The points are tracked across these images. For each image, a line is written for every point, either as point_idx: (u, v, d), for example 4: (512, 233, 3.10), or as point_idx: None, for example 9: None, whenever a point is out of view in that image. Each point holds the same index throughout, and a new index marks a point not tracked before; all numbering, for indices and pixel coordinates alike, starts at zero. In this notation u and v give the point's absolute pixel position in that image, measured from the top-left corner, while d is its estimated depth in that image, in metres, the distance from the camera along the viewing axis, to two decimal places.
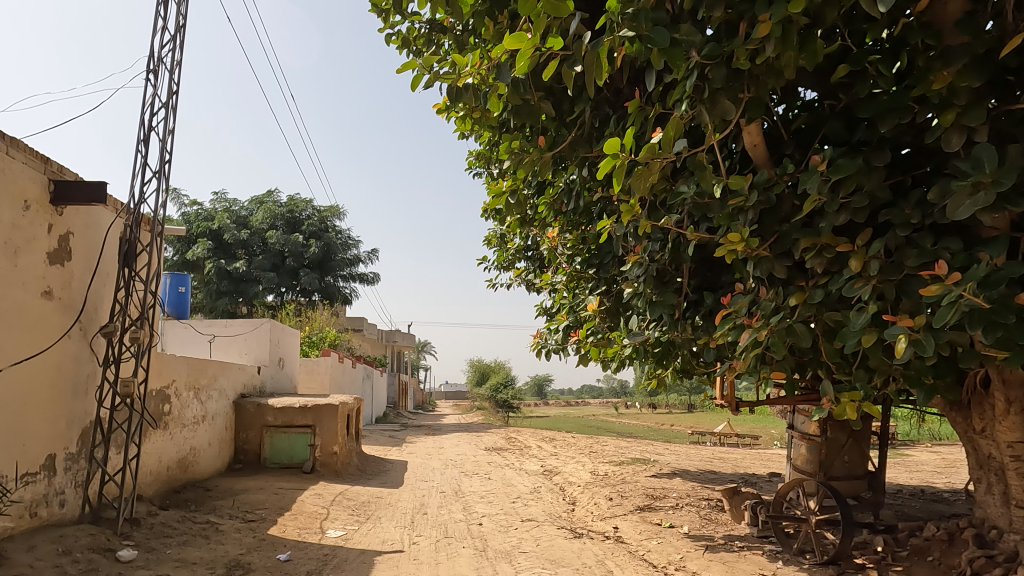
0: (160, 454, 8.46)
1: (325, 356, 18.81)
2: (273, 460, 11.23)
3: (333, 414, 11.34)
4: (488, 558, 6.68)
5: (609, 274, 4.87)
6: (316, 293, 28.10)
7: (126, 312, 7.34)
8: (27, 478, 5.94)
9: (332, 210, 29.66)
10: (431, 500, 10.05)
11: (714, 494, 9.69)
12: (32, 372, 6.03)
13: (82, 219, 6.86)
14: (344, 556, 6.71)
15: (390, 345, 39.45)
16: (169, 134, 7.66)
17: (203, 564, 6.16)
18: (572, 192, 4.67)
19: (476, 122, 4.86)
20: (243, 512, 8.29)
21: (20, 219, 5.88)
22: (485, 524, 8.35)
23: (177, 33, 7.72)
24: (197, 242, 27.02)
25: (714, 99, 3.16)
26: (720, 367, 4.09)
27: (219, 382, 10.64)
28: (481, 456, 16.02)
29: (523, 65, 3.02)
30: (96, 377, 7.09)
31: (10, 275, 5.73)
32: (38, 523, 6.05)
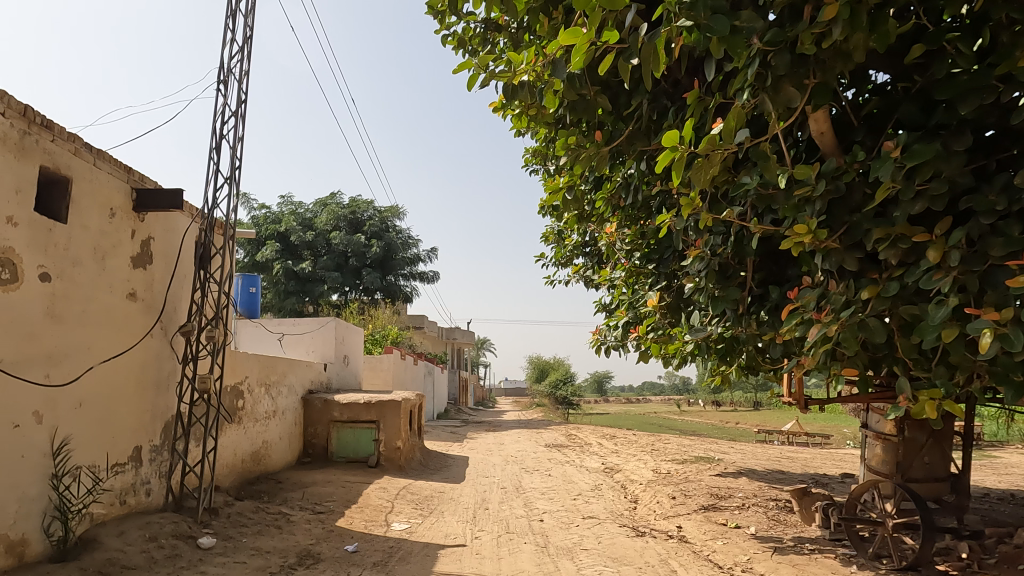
0: (235, 447, 8.88)
1: (388, 354, 19.23)
2: (341, 453, 11.61)
3: (395, 410, 11.55)
4: (550, 554, 6.70)
5: (669, 270, 4.76)
6: (379, 293, 28.82)
7: (203, 312, 7.75)
8: (117, 468, 6.35)
9: (393, 210, 30.23)
10: (493, 496, 10.15)
11: (782, 495, 9.39)
12: (119, 369, 6.43)
13: (162, 225, 7.26)
14: (410, 549, 6.87)
15: (450, 343, 40.03)
16: (239, 141, 8.02)
17: (277, 553, 6.44)
18: (630, 186, 4.60)
19: (532, 119, 4.84)
20: (312, 504, 8.60)
21: (107, 225, 6.28)
22: (546, 520, 8.38)
23: (245, 44, 8.07)
24: (266, 244, 28.12)
25: (778, 86, 3.06)
26: (788, 364, 3.94)
27: (289, 378, 11.07)
28: (542, 453, 16.04)
29: (578, 61, 3.00)
30: (176, 374, 7.49)
31: (99, 279, 6.13)
32: (127, 510, 6.47)
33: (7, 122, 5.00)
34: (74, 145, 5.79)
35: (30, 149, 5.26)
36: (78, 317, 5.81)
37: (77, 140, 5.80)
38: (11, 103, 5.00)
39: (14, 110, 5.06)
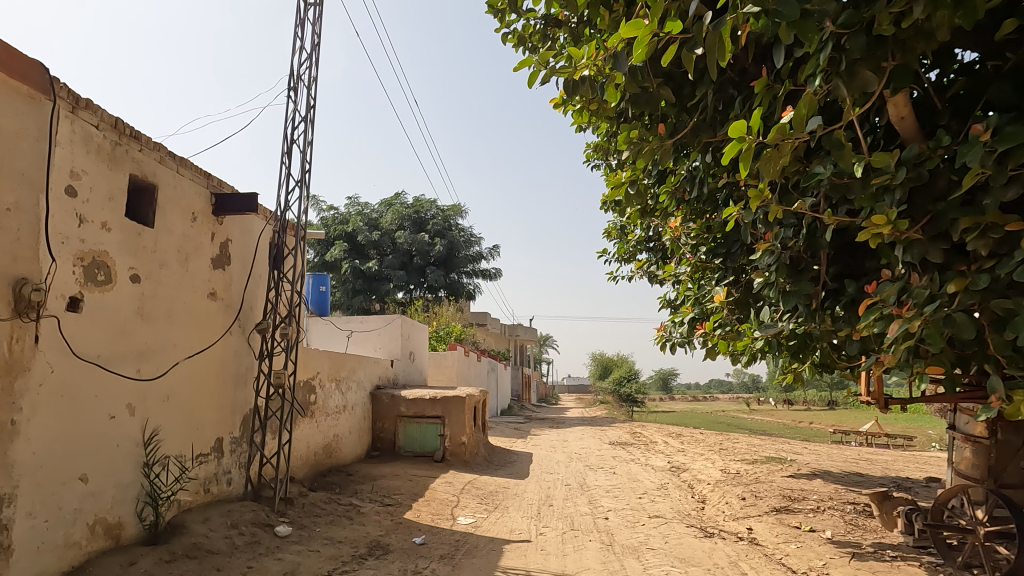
0: (309, 440, 9.24)
1: (452, 350, 19.53)
2: (408, 448, 11.89)
3: (460, 406, 11.76)
4: (615, 552, 6.65)
5: (737, 264, 4.62)
6: (442, 290, 29.28)
7: (277, 310, 8.10)
8: (201, 458, 6.72)
9: (456, 208, 30.62)
10: (557, 492, 10.14)
11: (861, 498, 8.98)
12: (202, 365, 6.80)
13: (239, 227, 7.63)
14: (475, 543, 6.97)
15: (513, 339, 40.23)
16: (309, 144, 8.32)
17: (348, 543, 6.68)
18: (695, 179, 4.48)
19: (593, 114, 4.77)
20: (382, 496, 8.86)
21: (189, 228, 6.65)
22: (611, 518, 8.31)
23: (313, 51, 8.37)
24: (334, 244, 28.98)
25: (852, 70, 2.92)
26: (865, 361, 3.75)
27: (358, 374, 11.42)
28: (606, 450, 15.89)
29: (640, 53, 2.96)
30: (253, 369, 7.86)
31: (183, 280, 6.49)
32: (210, 497, 6.84)
33: (100, 133, 5.37)
34: (160, 154, 6.16)
35: (121, 158, 5.63)
36: (165, 316, 6.18)
37: (161, 149, 6.16)
38: (103, 115, 5.37)
39: (106, 122, 5.43)
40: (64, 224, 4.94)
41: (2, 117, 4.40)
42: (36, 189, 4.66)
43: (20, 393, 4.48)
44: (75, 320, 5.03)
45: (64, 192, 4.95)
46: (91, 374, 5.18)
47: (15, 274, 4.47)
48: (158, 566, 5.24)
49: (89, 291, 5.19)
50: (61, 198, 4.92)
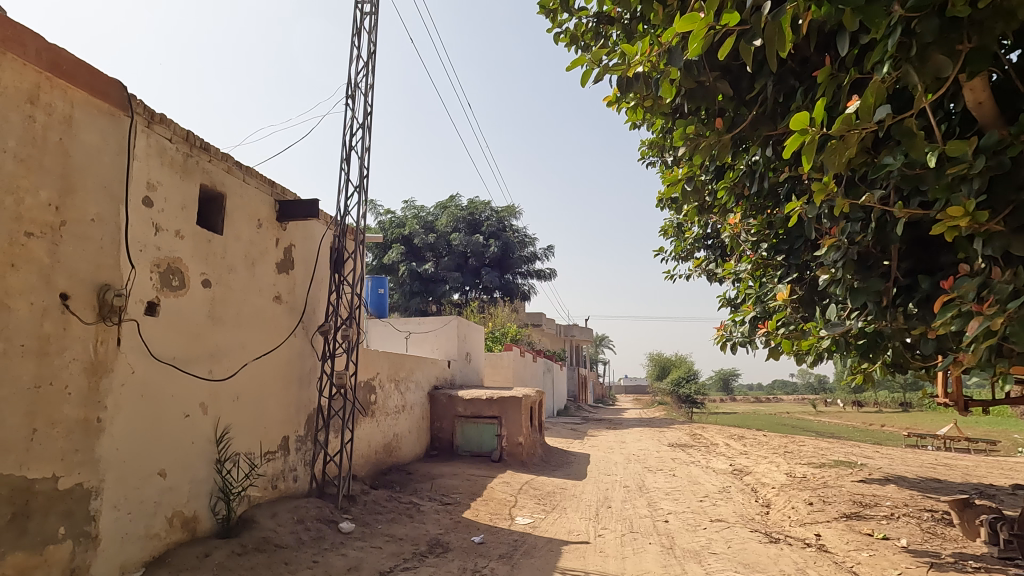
0: (370, 439, 9.46)
1: (508, 351, 19.61)
2: (465, 447, 12.01)
3: (516, 406, 11.80)
4: (676, 556, 6.52)
5: (800, 261, 4.47)
6: (498, 291, 29.47)
7: (338, 313, 8.33)
8: (269, 455, 6.99)
9: (510, 209, 30.77)
10: (615, 494, 10.04)
11: (939, 506, 8.52)
12: (269, 366, 7.07)
13: (301, 233, 7.89)
14: (533, 543, 6.98)
15: (569, 339, 40.05)
16: (366, 150, 8.54)
17: (409, 540, 6.80)
18: (754, 174, 4.35)
19: (648, 111, 4.69)
20: (441, 495, 8.99)
21: (255, 234, 6.93)
22: (671, 521, 8.17)
23: (369, 60, 8.58)
24: (392, 247, 29.54)
25: (924, 55, 2.78)
26: (942, 362, 3.55)
27: (416, 375, 11.61)
28: (665, 452, 15.61)
29: (695, 48, 2.91)
30: (316, 370, 8.11)
31: (250, 284, 6.76)
32: (278, 493, 7.10)
33: (173, 146, 5.66)
34: (227, 164, 6.44)
35: (192, 169, 5.91)
36: (234, 319, 6.45)
37: (229, 159, 6.45)
38: (175, 129, 5.66)
39: (178, 135, 5.72)
40: (142, 233, 5.23)
41: (86, 134, 4.69)
42: (117, 201, 4.95)
43: (105, 393, 4.77)
44: (153, 323, 5.31)
45: (141, 203, 5.23)
46: (168, 375, 5.45)
47: (99, 280, 4.76)
48: (231, 559, 5.48)
49: (165, 296, 5.48)
50: (139, 208, 5.20)
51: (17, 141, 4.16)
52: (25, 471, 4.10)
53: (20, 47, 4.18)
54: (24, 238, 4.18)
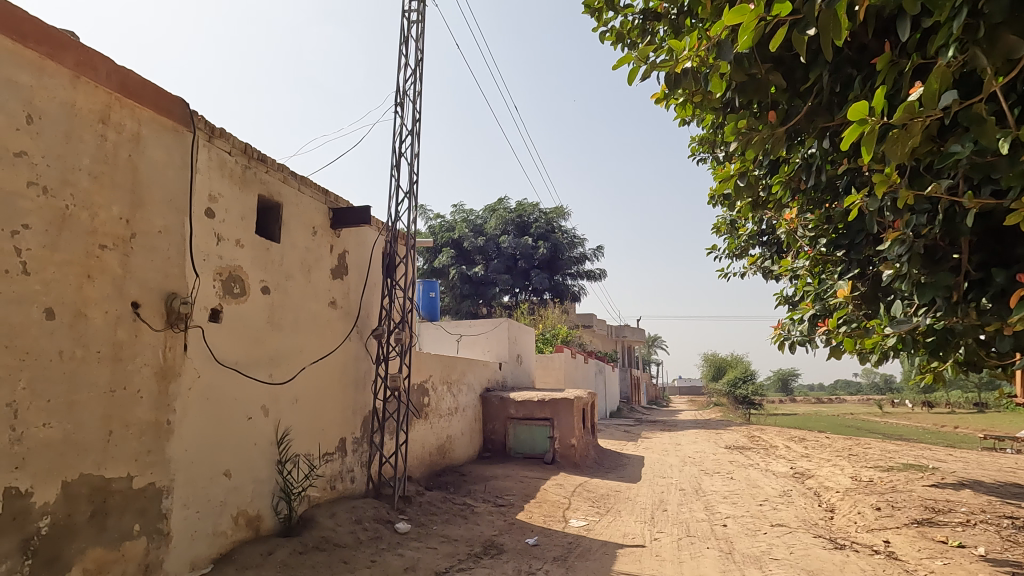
0: (424, 440, 9.60)
1: (559, 352, 19.57)
2: (518, 449, 12.05)
3: (569, 408, 11.75)
4: (736, 562, 6.36)
5: (862, 256, 4.29)
6: (548, 293, 29.45)
7: (391, 317, 8.49)
8: (327, 456, 7.17)
9: (558, 211, 30.71)
10: (671, 497, 9.87)
11: (1019, 512, 8.04)
12: (326, 369, 7.26)
13: (354, 239, 8.08)
14: (588, 546, 6.94)
15: (620, 340, 39.65)
16: (416, 156, 8.68)
17: (464, 541, 6.87)
18: (810, 167, 4.21)
19: (698, 107, 4.59)
20: (494, 497, 9.04)
21: (311, 242, 7.13)
22: (729, 525, 7.98)
23: (417, 67, 8.72)
24: (442, 251, 29.90)
25: (993, 37, 2.64)
26: (1021, 360, 3.33)
27: (468, 377, 11.72)
28: (722, 455, 15.24)
29: (746, 40, 2.85)
30: (371, 373, 8.28)
31: (306, 290, 6.96)
32: (336, 494, 7.29)
33: (232, 158, 5.89)
34: (283, 174, 6.66)
35: (250, 180, 6.14)
36: (292, 324, 6.66)
37: (284, 170, 6.66)
38: (234, 142, 5.89)
39: (237, 148, 5.94)
40: (205, 243, 5.45)
41: (153, 150, 4.94)
42: (181, 213, 5.18)
43: (174, 396, 4.99)
44: (216, 329, 5.54)
45: (204, 214, 5.46)
46: (231, 378, 5.66)
47: (166, 289, 4.99)
48: (293, 557, 5.65)
49: (228, 303, 5.70)
50: (202, 219, 5.43)
51: (90, 159, 4.41)
52: (102, 471, 4.34)
53: (92, 70, 4.43)
54: (99, 250, 4.43)
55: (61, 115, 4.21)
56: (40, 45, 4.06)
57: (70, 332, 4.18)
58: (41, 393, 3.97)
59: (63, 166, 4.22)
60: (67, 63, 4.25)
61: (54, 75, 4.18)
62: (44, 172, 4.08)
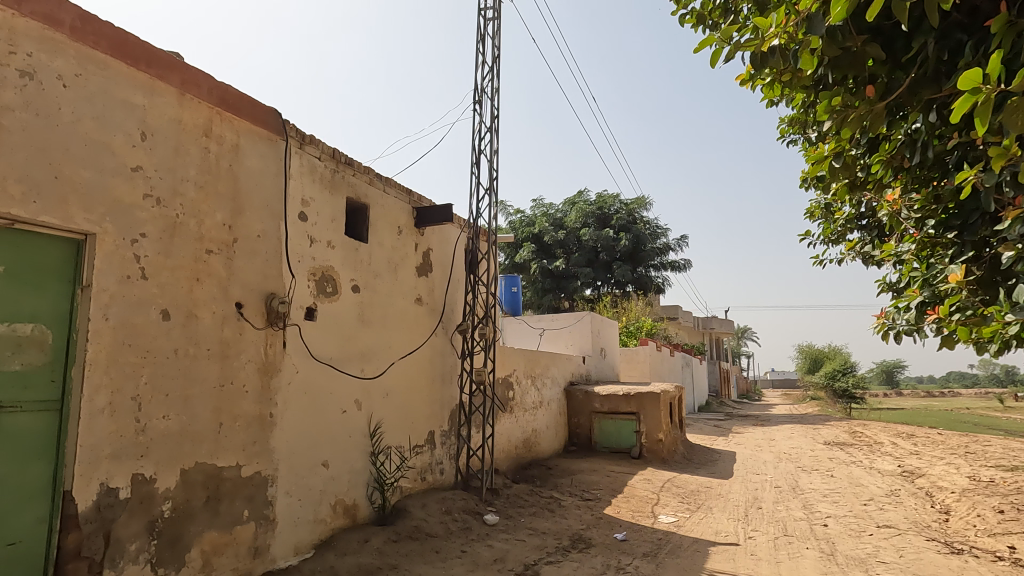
0: (510, 434, 9.71)
1: (643, 345, 19.24)
2: (604, 444, 11.97)
3: (655, 402, 11.50)
4: (839, 564, 6.04)
5: (976, 236, 3.93)
6: (630, 285, 28.99)
7: (475, 312, 8.63)
8: (417, 448, 7.39)
9: (639, 201, 30.10)
10: (766, 494, 9.48)
11: None
12: (413, 364, 7.47)
13: (438, 237, 8.27)
14: (679, 543, 6.79)
15: (707, 332, 38.49)
16: (495, 152, 8.76)
17: (552, 535, 6.89)
18: (915, 142, 3.90)
19: (787, 86, 4.36)
20: (581, 491, 9.02)
21: (397, 241, 7.36)
22: (831, 525, 7.57)
23: (494, 64, 8.80)
24: (523, 246, 30.10)
25: None
26: None
27: (552, 371, 11.74)
28: (821, 451, 14.48)
29: (840, 11, 2.68)
30: (457, 367, 8.45)
31: (393, 287, 7.20)
32: (427, 485, 7.51)
33: (322, 163, 6.16)
34: (369, 176, 6.89)
35: (339, 183, 6.40)
36: (381, 321, 6.91)
37: (370, 172, 6.90)
38: (323, 147, 6.16)
39: (326, 154, 6.21)
40: (300, 245, 5.74)
41: (250, 159, 5.25)
42: (277, 217, 5.48)
43: (275, 390, 5.30)
44: (312, 327, 5.83)
45: (298, 217, 5.75)
46: (326, 373, 5.94)
47: (266, 289, 5.30)
48: (388, 545, 5.87)
49: (321, 302, 5.98)
50: (296, 222, 5.72)
51: (196, 170, 4.74)
52: (215, 460, 4.68)
53: (195, 87, 4.75)
54: (206, 255, 4.76)
55: (169, 131, 4.55)
56: (149, 66, 4.39)
57: (183, 331, 4.52)
58: (160, 388, 4.32)
59: (173, 178, 4.55)
60: (174, 82, 4.58)
61: (163, 94, 4.52)
62: (157, 184, 4.43)
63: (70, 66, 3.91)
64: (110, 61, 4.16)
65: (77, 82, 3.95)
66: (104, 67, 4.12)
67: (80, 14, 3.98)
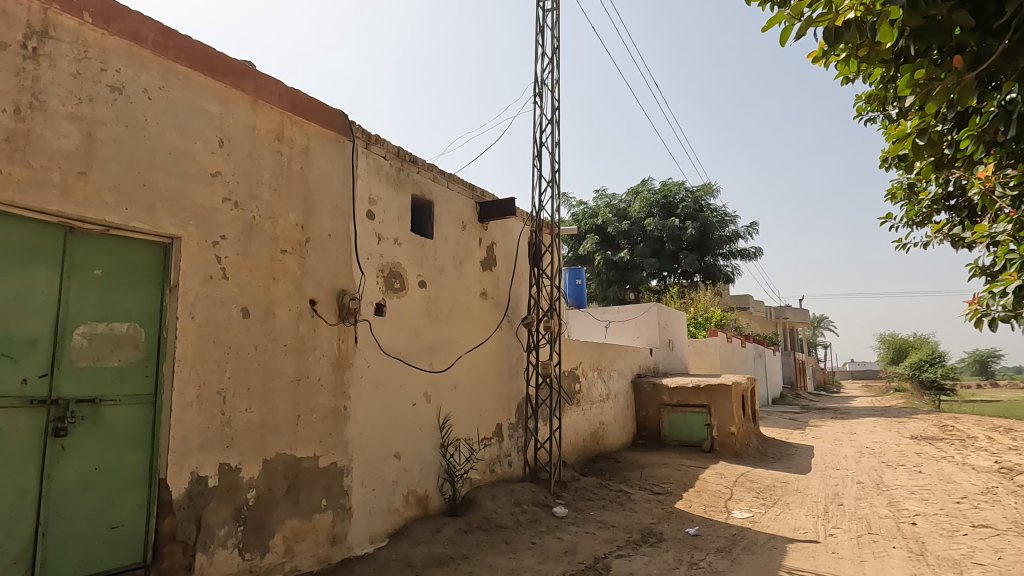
0: (577, 427, 9.68)
1: (713, 336, 18.76)
2: (673, 437, 11.78)
3: (727, 394, 11.16)
4: (929, 564, 5.72)
5: None
6: (698, 275, 28.33)
7: (539, 305, 8.64)
8: (485, 441, 7.48)
9: (706, 187, 29.27)
10: (847, 490, 9.07)
11: None
12: (479, 357, 7.55)
13: (501, 231, 8.31)
14: (754, 539, 6.60)
15: (781, 322, 37.12)
16: (556, 144, 8.72)
17: (622, 528, 6.84)
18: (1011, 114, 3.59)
19: (864, 61, 4.11)
20: (651, 484, 8.90)
21: (461, 236, 7.44)
22: (920, 524, 7.17)
23: (554, 56, 8.74)
24: (587, 238, 29.91)
25: None
26: None
27: (618, 363, 11.62)
28: (908, 446, 13.71)
29: None
30: (523, 360, 8.49)
31: (458, 282, 7.29)
32: (496, 477, 7.59)
33: (388, 162, 6.30)
34: (433, 173, 7.00)
35: (404, 181, 6.53)
36: (447, 315, 7.01)
37: (434, 169, 7.00)
38: (388, 146, 6.30)
39: (391, 152, 6.35)
40: (368, 242, 5.90)
41: (320, 160, 5.43)
42: (346, 217, 5.65)
43: (349, 383, 5.47)
44: (382, 322, 5.98)
45: (366, 216, 5.90)
46: (396, 367, 6.09)
47: (337, 286, 5.47)
48: (459, 535, 5.98)
49: (390, 298, 6.13)
50: (364, 221, 5.88)
51: (270, 173, 4.95)
52: (294, 451, 4.88)
53: (267, 93, 4.94)
54: (281, 255, 4.96)
55: (244, 136, 4.76)
56: (225, 76, 4.60)
57: (262, 327, 4.74)
58: (242, 382, 4.54)
59: (249, 181, 4.77)
60: (247, 89, 4.79)
61: (238, 101, 4.73)
62: (235, 188, 4.65)
63: (154, 80, 4.15)
64: (190, 72, 4.38)
65: (160, 94, 4.19)
66: (184, 79, 4.35)
67: (162, 30, 4.21)
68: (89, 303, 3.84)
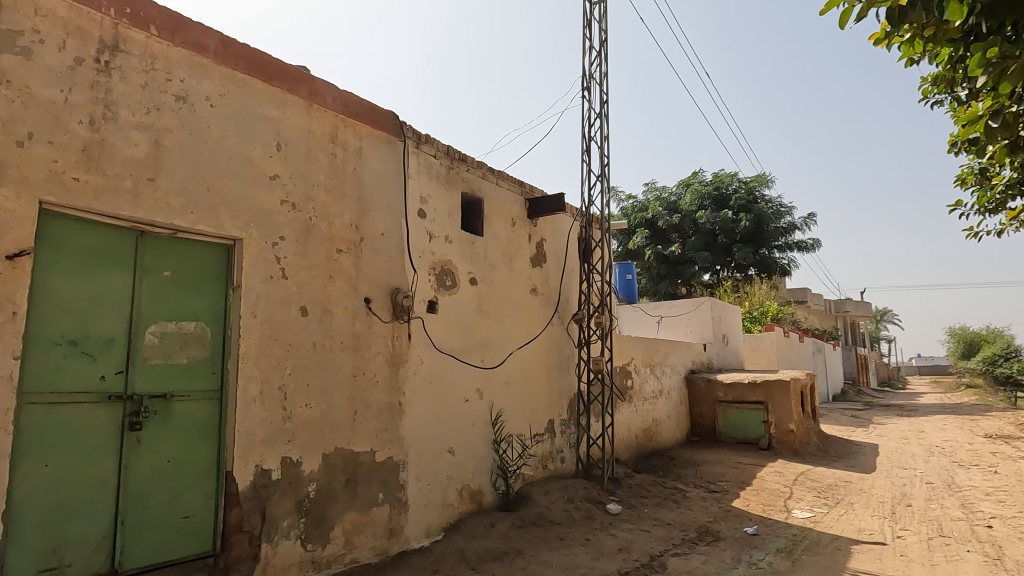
0: (629, 423, 9.60)
1: (769, 331, 18.25)
2: (729, 434, 11.52)
3: (784, 391, 10.89)
4: (1007, 569, 5.43)
5: None
6: (753, 268, 27.60)
7: (590, 301, 8.60)
8: (538, 437, 7.50)
9: (761, 178, 28.46)
10: (916, 491, 8.69)
11: None
12: (530, 354, 7.57)
13: (550, 227, 8.30)
14: (816, 539, 6.40)
15: (842, 316, 35.79)
16: (605, 138, 8.64)
17: (677, 526, 6.75)
18: None
19: (930, 42, 3.92)
20: (707, 482, 8.74)
21: (511, 233, 7.47)
22: (996, 527, 6.81)
23: (601, 49, 8.66)
24: (636, 232, 29.52)
25: None
26: None
27: (671, 359, 11.44)
28: (981, 445, 13.03)
29: None
30: (574, 356, 8.46)
31: (509, 279, 7.32)
32: (548, 473, 7.61)
33: (438, 161, 6.37)
34: (482, 171, 7.04)
35: (454, 179, 6.59)
36: (498, 311, 7.05)
37: (483, 166, 7.04)
38: (438, 146, 6.37)
39: (441, 151, 6.42)
40: (420, 241, 5.98)
41: (372, 161, 5.53)
42: (398, 216, 5.74)
43: (403, 380, 5.57)
44: (434, 320, 6.07)
45: (417, 215, 5.99)
46: (449, 364, 6.17)
47: (391, 284, 5.57)
48: (513, 530, 6.02)
49: (442, 295, 6.21)
50: (416, 220, 5.96)
51: (325, 175, 5.07)
52: (352, 445, 5.00)
53: (321, 97, 5.07)
54: (337, 254, 5.09)
55: (300, 140, 4.89)
56: (281, 82, 4.74)
57: (320, 325, 4.87)
58: (302, 379, 4.68)
59: (306, 183, 4.90)
60: (302, 94, 4.92)
61: (294, 106, 4.87)
62: (292, 190, 4.79)
63: (215, 88, 4.31)
64: (248, 79, 4.53)
65: (222, 101, 4.35)
66: (244, 86, 4.50)
67: (222, 39, 4.37)
68: (159, 304, 4.03)
